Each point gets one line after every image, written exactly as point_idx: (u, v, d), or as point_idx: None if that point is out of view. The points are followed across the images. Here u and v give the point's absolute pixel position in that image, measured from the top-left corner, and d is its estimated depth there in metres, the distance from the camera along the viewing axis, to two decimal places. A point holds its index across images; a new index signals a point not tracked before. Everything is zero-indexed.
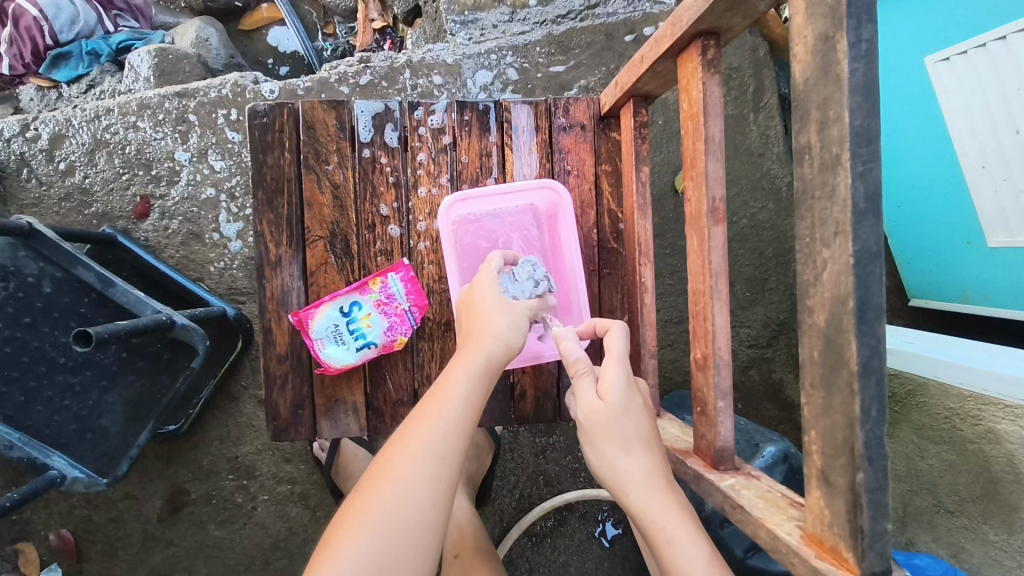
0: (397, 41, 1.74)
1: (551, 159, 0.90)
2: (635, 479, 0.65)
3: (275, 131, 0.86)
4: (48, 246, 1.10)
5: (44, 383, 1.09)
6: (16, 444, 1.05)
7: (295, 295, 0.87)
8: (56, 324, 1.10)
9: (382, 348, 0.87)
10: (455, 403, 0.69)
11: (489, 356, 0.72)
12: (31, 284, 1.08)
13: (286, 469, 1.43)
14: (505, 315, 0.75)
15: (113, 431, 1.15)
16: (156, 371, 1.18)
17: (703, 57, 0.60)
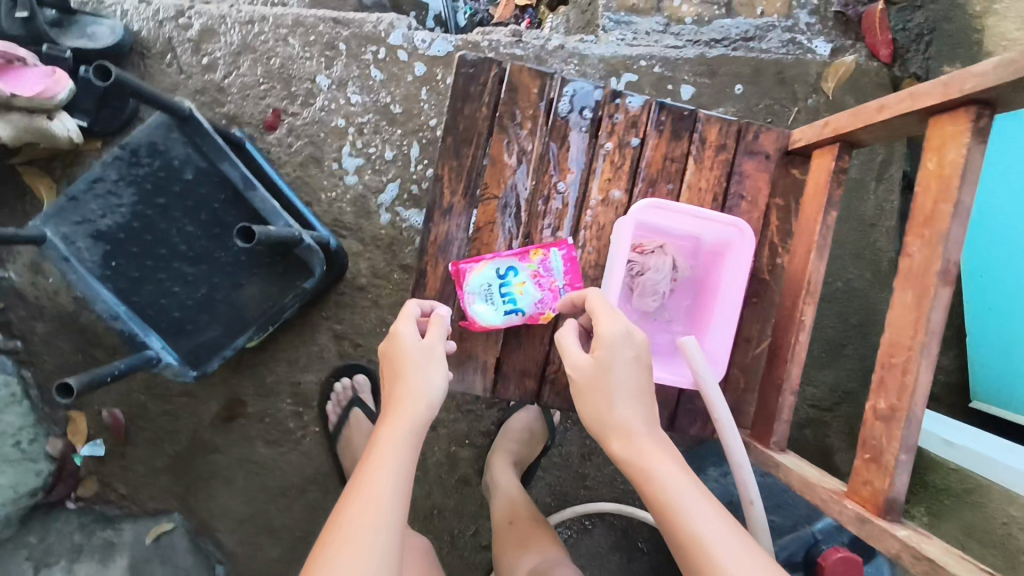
0: (535, 22, 1.84)
1: (729, 180, 0.91)
2: (633, 434, 0.70)
3: (479, 84, 0.88)
4: (197, 135, 1.09)
5: (160, 265, 1.12)
6: (121, 315, 1.10)
7: (456, 245, 0.89)
8: (187, 213, 1.12)
9: (527, 318, 0.89)
10: (396, 438, 0.73)
11: (413, 418, 0.75)
12: (175, 168, 1.11)
13: (344, 407, 1.49)
14: (428, 363, 0.79)
15: (215, 330, 1.15)
16: (268, 282, 1.16)
17: (975, 124, 0.62)
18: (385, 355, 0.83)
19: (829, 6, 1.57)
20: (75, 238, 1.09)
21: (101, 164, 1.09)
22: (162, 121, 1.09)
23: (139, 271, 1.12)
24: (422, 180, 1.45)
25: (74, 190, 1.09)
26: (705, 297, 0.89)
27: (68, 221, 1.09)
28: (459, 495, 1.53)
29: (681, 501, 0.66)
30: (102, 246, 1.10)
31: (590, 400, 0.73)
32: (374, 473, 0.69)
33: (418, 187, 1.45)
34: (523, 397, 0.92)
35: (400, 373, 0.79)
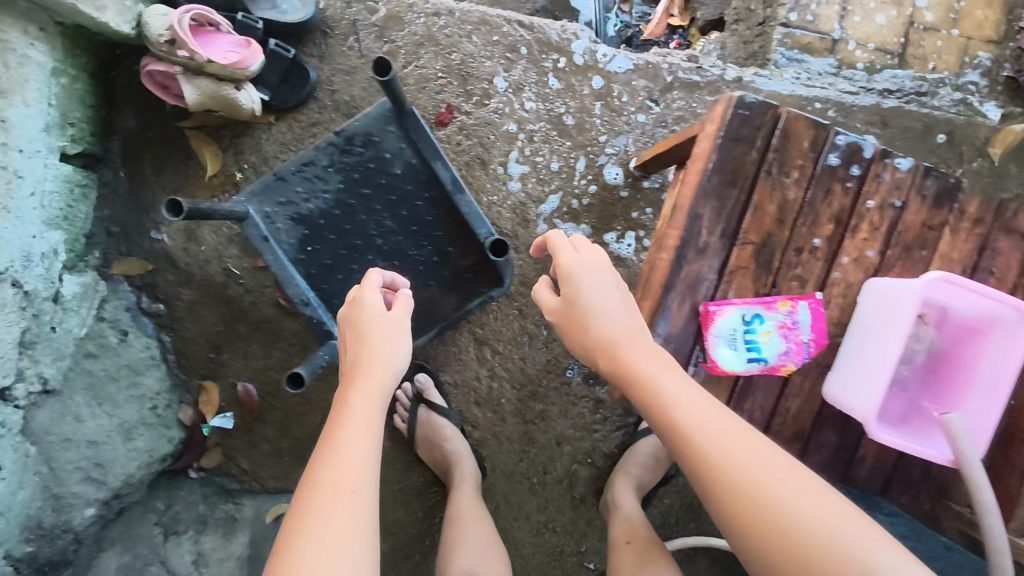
0: (684, 44, 1.79)
1: (982, 254, 0.90)
2: (619, 344, 0.81)
3: (755, 127, 0.86)
4: (414, 130, 1.08)
5: (353, 256, 1.11)
6: (310, 303, 1.08)
7: (705, 287, 0.89)
8: (387, 207, 1.11)
9: (768, 367, 0.89)
10: (364, 403, 0.79)
11: (380, 387, 0.82)
12: (384, 161, 1.10)
13: (473, 411, 1.51)
14: (376, 324, 0.87)
15: None
16: (453, 286, 1.13)
17: None
18: (342, 327, 0.91)
19: (1004, 69, 1.55)
20: (276, 218, 1.09)
21: (316, 148, 1.08)
22: (383, 114, 1.09)
23: (331, 259, 1.11)
24: (583, 195, 1.44)
25: (284, 171, 1.08)
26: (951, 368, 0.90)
27: (273, 201, 1.09)
28: (573, 513, 1.55)
29: (677, 409, 0.74)
30: (301, 230, 1.09)
31: (588, 329, 0.83)
32: (345, 441, 0.75)
33: (578, 202, 1.44)
34: None
35: (364, 344, 0.86)
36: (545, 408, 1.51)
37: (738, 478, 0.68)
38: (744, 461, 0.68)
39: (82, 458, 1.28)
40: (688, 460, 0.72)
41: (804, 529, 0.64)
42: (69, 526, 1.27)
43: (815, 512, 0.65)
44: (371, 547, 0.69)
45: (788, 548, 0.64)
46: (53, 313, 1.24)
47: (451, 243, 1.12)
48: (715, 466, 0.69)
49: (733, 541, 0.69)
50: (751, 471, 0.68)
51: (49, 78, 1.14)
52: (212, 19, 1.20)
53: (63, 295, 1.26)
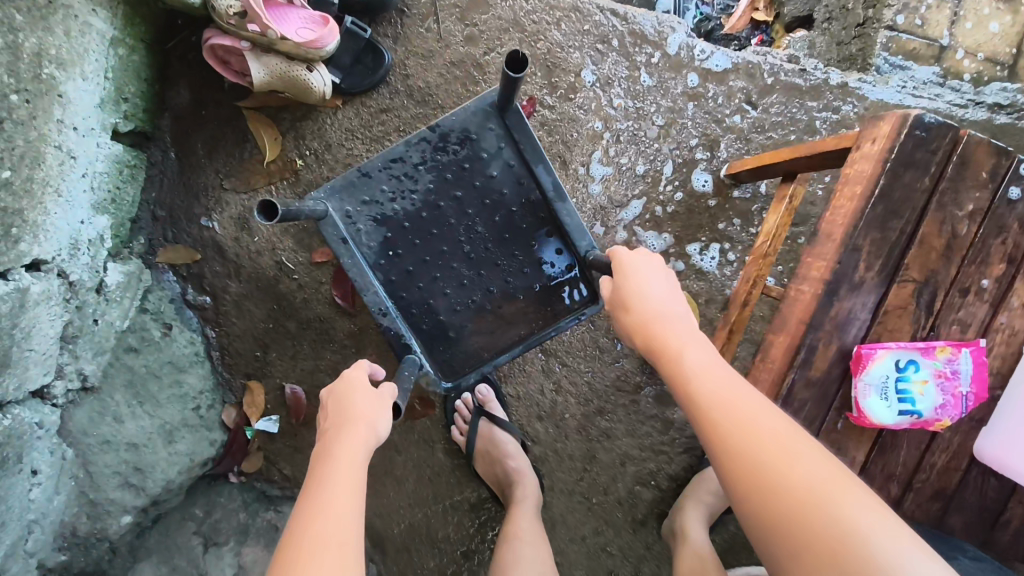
0: (767, 42, 1.61)
1: None
2: (659, 321, 0.75)
3: (929, 150, 0.76)
4: (517, 130, 0.96)
5: (438, 263, 1.01)
6: (390, 312, 0.99)
7: (856, 327, 0.78)
8: (478, 211, 1.00)
9: (921, 422, 0.79)
10: (351, 456, 0.72)
11: (359, 441, 0.74)
12: (480, 161, 0.98)
13: (534, 427, 1.39)
14: (360, 394, 0.81)
15: (472, 337, 1.03)
16: (542, 300, 1.02)
17: None
18: (326, 402, 0.83)
19: None
20: (358, 219, 0.99)
21: (406, 143, 0.97)
22: (483, 109, 0.96)
23: (413, 265, 1.01)
24: (668, 202, 1.33)
25: (370, 167, 0.98)
26: None
27: (356, 198, 0.99)
28: (632, 535, 1.41)
29: (701, 378, 0.69)
30: (383, 232, 1.00)
31: (632, 304, 0.78)
32: (331, 488, 0.67)
33: (662, 209, 1.33)
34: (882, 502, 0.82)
35: (346, 413, 0.78)
36: (611, 426, 1.39)
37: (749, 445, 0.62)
38: (759, 429, 0.62)
39: (120, 462, 1.15)
40: (702, 425, 0.66)
41: (809, 500, 0.57)
42: (105, 535, 1.15)
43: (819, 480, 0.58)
44: None
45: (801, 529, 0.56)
46: (97, 304, 1.12)
47: (544, 253, 1.01)
48: (727, 430, 0.63)
49: (741, 517, 0.62)
50: (764, 437, 0.62)
51: (108, 48, 1.06)
52: None
53: (106, 285, 1.14)
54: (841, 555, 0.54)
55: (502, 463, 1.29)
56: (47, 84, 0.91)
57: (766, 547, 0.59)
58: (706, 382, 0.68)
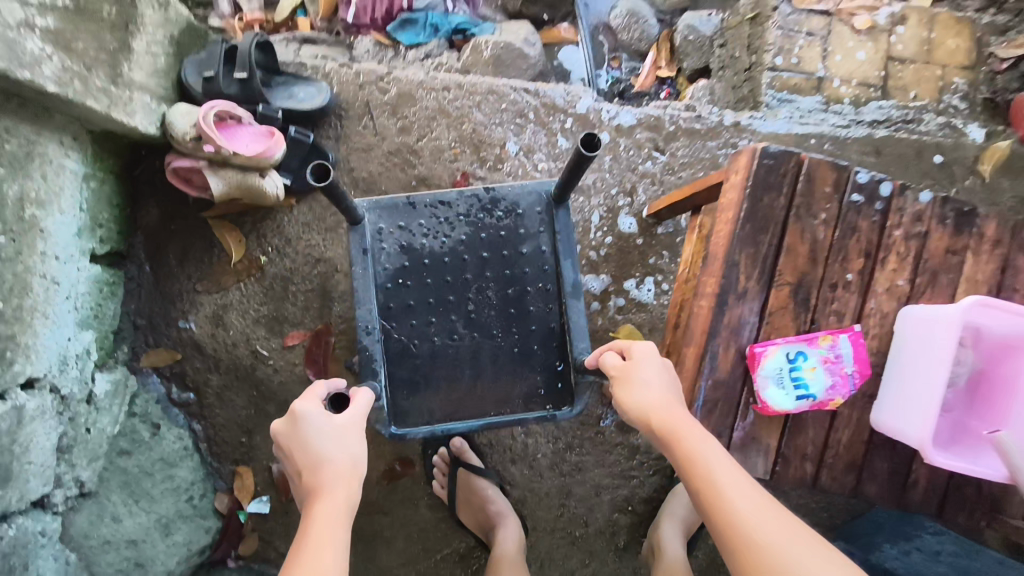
0: (674, 92, 1.84)
1: (1001, 277, 0.95)
2: (675, 412, 0.80)
3: (779, 174, 0.91)
4: (560, 219, 1.15)
5: (438, 307, 1.14)
6: (374, 333, 1.10)
7: (748, 330, 0.91)
8: (496, 280, 1.15)
9: (818, 403, 0.90)
10: (330, 521, 0.73)
11: (337, 495, 0.76)
12: (517, 236, 1.16)
13: (511, 470, 1.47)
14: (320, 438, 0.79)
15: (439, 385, 1.13)
16: (519, 364, 1.14)
17: None
18: (282, 442, 0.81)
19: (978, 92, 1.65)
20: (388, 239, 1.14)
21: (461, 194, 1.15)
22: (539, 194, 1.16)
23: (414, 302, 1.13)
24: (599, 246, 1.47)
25: (418, 199, 1.14)
26: (999, 391, 0.90)
27: (393, 220, 1.14)
28: (618, 561, 1.47)
29: (728, 495, 0.71)
30: (403, 260, 1.14)
31: (644, 393, 0.83)
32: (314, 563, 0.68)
33: (596, 253, 1.47)
34: (801, 480, 0.92)
35: (316, 456, 0.78)
36: (581, 459, 1.48)
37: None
38: (781, 542, 0.66)
39: (122, 559, 1.21)
40: (731, 548, 0.69)
41: None
42: None
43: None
44: None
45: None
46: (88, 413, 1.22)
47: (540, 343, 1.15)
48: (758, 560, 0.66)
49: None
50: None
51: (80, 184, 1.19)
52: (235, 114, 1.26)
53: (96, 395, 1.25)
54: None
55: (485, 509, 1.36)
56: (30, 222, 1.04)
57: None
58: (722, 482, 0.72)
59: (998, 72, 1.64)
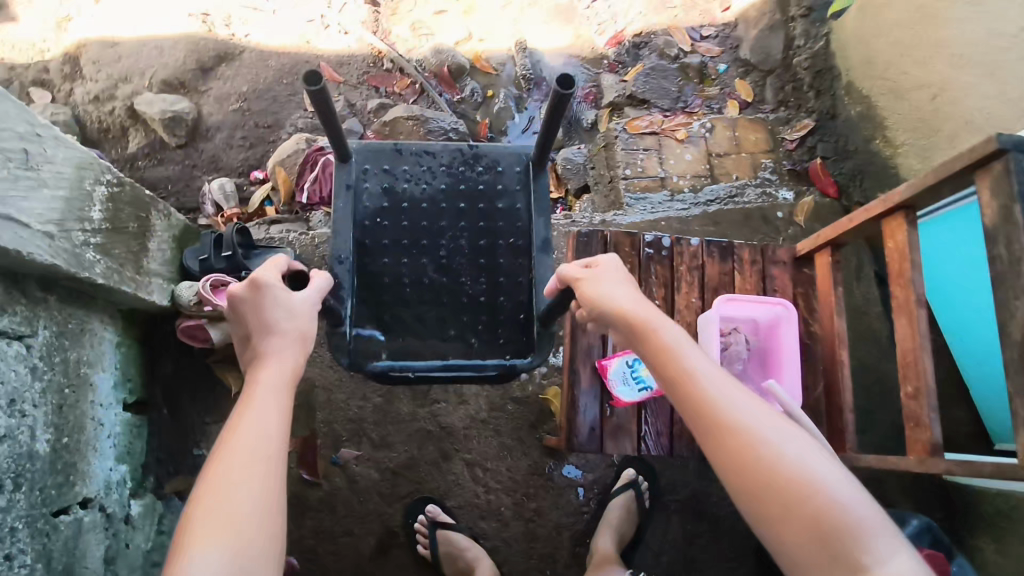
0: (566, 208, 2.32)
1: (763, 282, 1.37)
2: (649, 318, 1.04)
3: (592, 244, 1.35)
4: (531, 180, 1.53)
5: (413, 249, 1.49)
6: (347, 263, 1.44)
7: (596, 351, 1.30)
8: (470, 228, 1.51)
9: (656, 391, 1.27)
10: (270, 379, 0.99)
11: (279, 358, 1.03)
12: (494, 193, 1.53)
13: (481, 524, 1.74)
14: (274, 308, 1.07)
15: (409, 322, 1.47)
16: (486, 309, 1.48)
17: (907, 218, 1.08)
18: (242, 312, 1.07)
19: (783, 165, 2.18)
20: (374, 179, 1.52)
21: (449, 151, 1.54)
22: (516, 155, 1.56)
23: (397, 238, 1.49)
24: None
25: (408, 150, 1.53)
26: (774, 359, 1.30)
27: (384, 167, 1.53)
28: None
29: (693, 373, 0.96)
30: (387, 201, 1.51)
31: (619, 299, 1.08)
32: (256, 403, 0.95)
33: None
34: (662, 449, 1.27)
35: (264, 326, 1.05)
36: (539, 505, 1.76)
37: (744, 436, 0.88)
38: (732, 408, 0.91)
39: None
40: (693, 412, 0.93)
41: (757, 448, 0.86)
42: None
43: (805, 464, 0.84)
44: (277, 479, 0.88)
45: (753, 471, 0.85)
46: (126, 531, 1.52)
47: (505, 295, 1.49)
48: (716, 417, 0.91)
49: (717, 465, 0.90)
50: (753, 426, 0.89)
51: (115, 349, 1.59)
52: (225, 280, 1.71)
53: (132, 516, 1.55)
54: (779, 483, 0.83)
55: (464, 557, 1.64)
56: (83, 379, 1.43)
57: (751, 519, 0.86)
58: (685, 365, 0.97)
59: (791, 150, 2.21)
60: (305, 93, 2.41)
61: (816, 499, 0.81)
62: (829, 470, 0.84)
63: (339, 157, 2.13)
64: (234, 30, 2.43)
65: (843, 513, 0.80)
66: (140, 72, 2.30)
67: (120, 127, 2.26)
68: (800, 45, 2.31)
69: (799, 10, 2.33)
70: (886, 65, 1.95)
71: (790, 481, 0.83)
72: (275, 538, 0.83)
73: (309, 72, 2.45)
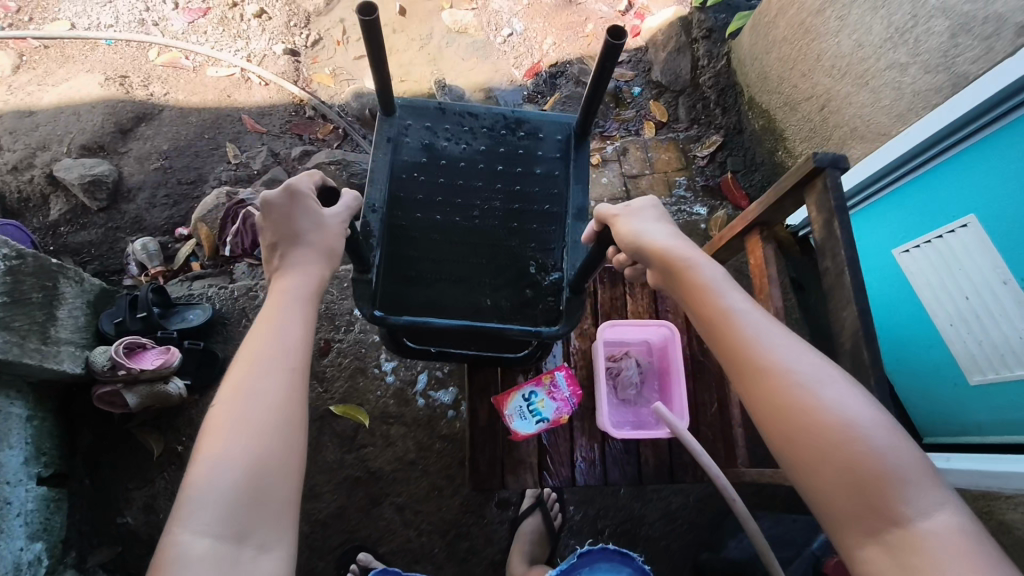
0: None
1: (653, 304, 1.42)
2: (688, 257, 1.02)
3: None
4: (571, 148, 1.46)
5: (445, 203, 1.39)
6: (377, 210, 1.34)
7: (493, 387, 1.33)
8: (505, 189, 1.42)
9: (553, 422, 1.28)
10: (291, 296, 1.03)
11: (295, 279, 1.06)
12: (531, 157, 1.45)
13: (415, 568, 1.74)
14: (303, 217, 1.10)
15: (431, 277, 1.33)
16: (516, 269, 1.36)
17: (762, 235, 1.13)
18: (268, 222, 1.09)
19: (696, 182, 2.26)
20: (416, 135, 1.43)
21: (492, 114, 1.46)
22: (558, 125, 1.49)
23: (429, 193, 1.39)
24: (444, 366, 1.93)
25: (451, 109, 1.46)
26: (666, 378, 1.34)
27: (427, 122, 1.45)
28: None
29: (728, 312, 0.93)
30: (429, 155, 1.42)
31: (650, 238, 1.07)
32: (273, 314, 1.00)
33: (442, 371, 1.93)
34: (563, 481, 1.28)
35: (290, 236, 1.09)
36: (471, 543, 1.77)
37: (781, 377, 0.84)
38: (770, 348, 0.87)
39: None
40: (730, 349, 0.91)
41: (792, 388, 0.83)
42: None
43: (840, 404, 0.80)
44: (290, 383, 0.93)
45: (788, 411, 0.82)
46: None
47: (536, 251, 1.38)
48: (752, 355, 0.88)
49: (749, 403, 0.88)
50: (790, 364, 0.85)
51: (25, 424, 1.57)
52: (140, 342, 1.71)
53: None
54: (813, 422, 0.80)
55: None
56: None
57: (784, 461, 0.83)
58: (722, 302, 0.95)
59: (703, 166, 2.28)
60: (227, 146, 2.44)
61: (852, 441, 0.77)
62: (871, 415, 0.79)
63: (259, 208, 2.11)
64: (153, 91, 2.48)
65: (873, 463, 0.75)
66: (58, 139, 2.31)
67: (40, 196, 2.24)
68: (704, 65, 2.41)
69: (701, 31, 2.44)
70: (779, 79, 2.04)
71: (824, 422, 0.79)
72: (289, 445, 0.89)
73: (231, 125, 2.48)
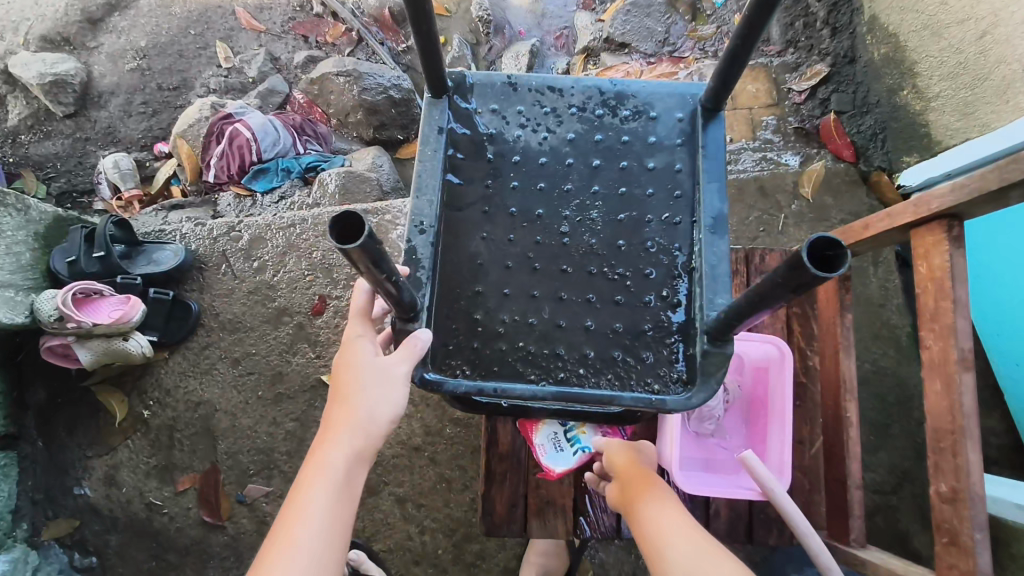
0: None
1: None
2: None
3: None
4: (707, 132, 0.90)
5: (520, 221, 0.89)
6: (425, 228, 0.85)
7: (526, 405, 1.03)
8: (606, 196, 0.90)
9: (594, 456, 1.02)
10: (340, 459, 0.76)
11: (354, 435, 0.77)
12: (645, 146, 0.91)
13: (415, 571, 1.49)
14: (376, 378, 0.78)
15: (505, 326, 0.86)
16: (629, 321, 0.86)
17: (950, 234, 0.80)
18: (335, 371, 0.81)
19: (788, 123, 1.80)
20: (478, 124, 0.92)
21: (579, 83, 0.93)
22: (684, 97, 0.93)
23: (497, 206, 0.89)
24: None
25: (519, 77, 0.94)
26: (761, 409, 1.02)
27: (487, 102, 0.93)
28: None
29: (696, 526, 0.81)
30: (491, 152, 0.91)
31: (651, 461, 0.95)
32: (313, 484, 0.75)
33: None
34: (605, 531, 1.06)
35: (350, 389, 0.79)
36: (482, 547, 1.50)
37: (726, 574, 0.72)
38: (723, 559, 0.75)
39: None
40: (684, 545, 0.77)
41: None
42: None
43: None
44: None
45: None
46: None
47: (653, 291, 0.86)
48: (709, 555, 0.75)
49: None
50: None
51: None
52: (95, 289, 1.39)
53: None
54: None
55: None
56: None
57: None
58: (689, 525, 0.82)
59: (799, 103, 1.82)
60: (217, 45, 2.03)
61: None
62: None
63: (247, 125, 1.77)
64: None
65: None
66: (14, 28, 1.96)
67: None
68: None
69: None
70: None
71: None
72: None
73: (222, 20, 2.05)
